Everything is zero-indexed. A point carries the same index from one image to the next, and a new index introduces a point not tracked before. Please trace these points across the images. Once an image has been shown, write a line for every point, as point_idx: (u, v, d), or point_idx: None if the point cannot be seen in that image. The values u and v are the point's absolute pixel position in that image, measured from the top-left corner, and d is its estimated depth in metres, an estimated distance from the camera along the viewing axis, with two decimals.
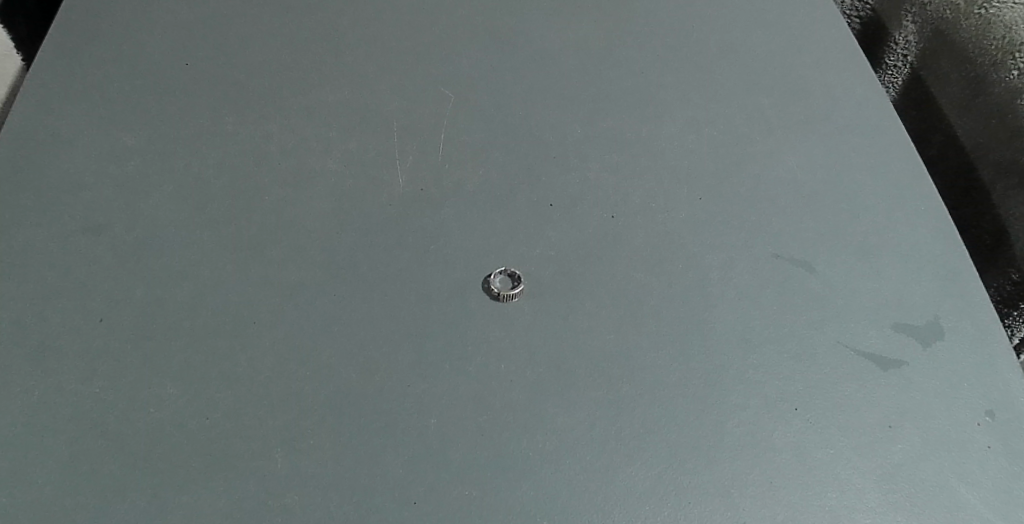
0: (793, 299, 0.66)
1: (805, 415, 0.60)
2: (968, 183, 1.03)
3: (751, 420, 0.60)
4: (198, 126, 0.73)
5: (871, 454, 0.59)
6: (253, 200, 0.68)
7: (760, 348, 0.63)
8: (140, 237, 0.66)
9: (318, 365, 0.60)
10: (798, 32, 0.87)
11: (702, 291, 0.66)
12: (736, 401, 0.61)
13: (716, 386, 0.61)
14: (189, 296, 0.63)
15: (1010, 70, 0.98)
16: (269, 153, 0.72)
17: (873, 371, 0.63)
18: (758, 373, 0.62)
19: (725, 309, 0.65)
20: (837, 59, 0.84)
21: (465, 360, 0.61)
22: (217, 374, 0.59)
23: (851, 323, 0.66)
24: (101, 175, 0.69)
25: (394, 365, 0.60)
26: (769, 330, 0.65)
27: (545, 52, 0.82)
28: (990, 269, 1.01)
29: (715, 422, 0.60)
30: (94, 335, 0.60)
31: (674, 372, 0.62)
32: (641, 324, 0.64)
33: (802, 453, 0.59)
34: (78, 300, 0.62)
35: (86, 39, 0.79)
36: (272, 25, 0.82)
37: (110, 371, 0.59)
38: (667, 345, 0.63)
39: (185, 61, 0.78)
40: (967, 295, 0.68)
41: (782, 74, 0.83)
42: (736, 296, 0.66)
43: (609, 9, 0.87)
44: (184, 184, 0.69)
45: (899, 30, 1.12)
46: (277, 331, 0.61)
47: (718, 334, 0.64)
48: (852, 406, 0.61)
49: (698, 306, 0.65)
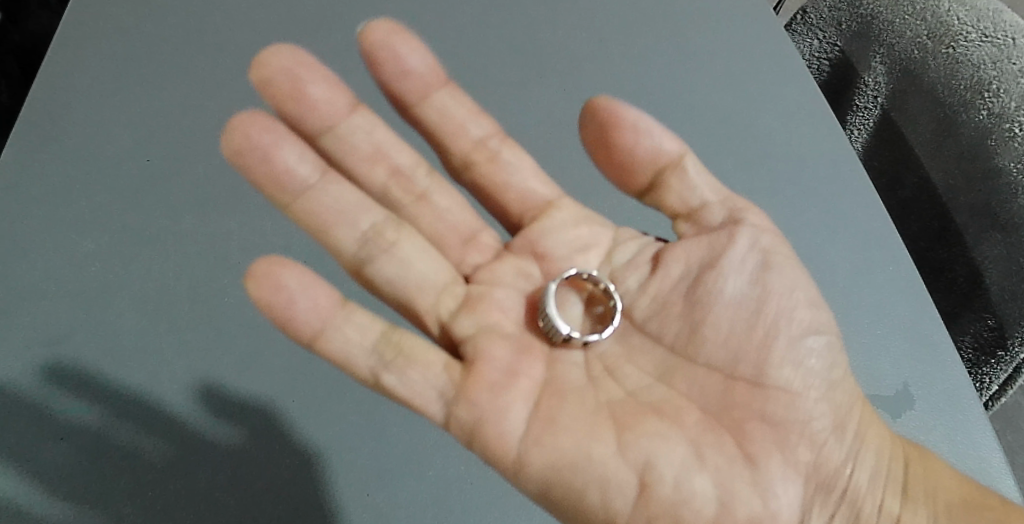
0: (487, 127, 0.70)
1: (750, 450, 0.57)
2: (943, 227, 0.98)
3: (497, 431, 0.56)
4: (163, 220, 0.74)
5: (920, 499, 0.61)
6: (221, 302, 0.71)
7: (633, 352, 0.62)
8: (104, 352, 0.68)
9: (289, 475, 0.65)
10: (759, 79, 0.86)
11: (275, 167, 0.64)
12: (447, 367, 0.60)
13: (394, 335, 0.60)
14: (152, 409, 0.67)
15: (979, 110, 0.91)
16: (232, 257, 0.73)
17: (840, 373, 0.60)
18: (574, 366, 0.61)
19: (372, 161, 0.69)
20: (801, 113, 0.84)
21: (421, 465, 0.66)
22: (185, 494, 0.64)
23: (807, 309, 0.60)
24: (69, 282, 0.71)
25: (354, 469, 0.65)
26: (685, 178, 0.63)
27: (506, 115, 0.81)
28: (968, 314, 0.95)
29: (604, 467, 0.55)
30: (60, 455, 0.65)
31: (443, 265, 0.65)
32: (343, 203, 0.65)
33: (766, 499, 0.56)
34: (44, 420, 0.66)
35: (39, 126, 0.78)
36: (230, 93, 0.81)
37: (86, 497, 0.64)
38: (410, 244, 0.65)
39: (143, 154, 0.78)
40: (936, 359, 0.70)
41: (743, 129, 0.82)
42: (319, 130, 0.67)
43: (571, 59, 0.86)
44: (149, 293, 0.71)
45: (868, 71, 1.06)
46: (249, 441, 0.66)
47: (511, 204, 0.69)
48: (791, 427, 0.58)
49: (284, 87, 0.66)
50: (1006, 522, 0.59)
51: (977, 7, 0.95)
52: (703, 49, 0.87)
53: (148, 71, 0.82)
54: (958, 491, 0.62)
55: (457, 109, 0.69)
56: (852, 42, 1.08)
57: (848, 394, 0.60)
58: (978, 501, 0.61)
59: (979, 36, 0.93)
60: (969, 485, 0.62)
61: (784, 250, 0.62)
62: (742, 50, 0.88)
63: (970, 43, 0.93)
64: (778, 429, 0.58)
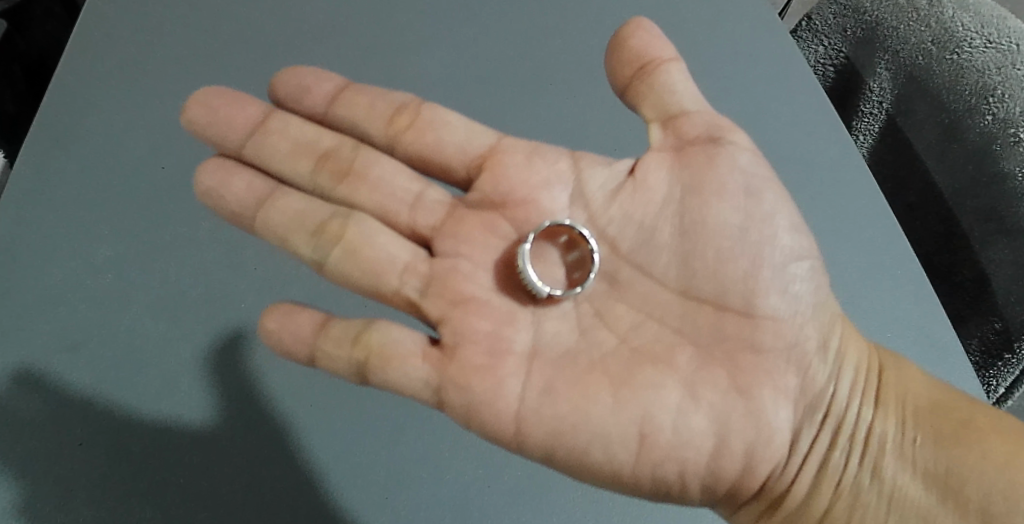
0: (401, 98, 0.67)
1: (743, 382, 0.57)
2: (949, 230, 0.99)
3: (493, 410, 0.56)
4: (160, 209, 0.74)
5: (890, 403, 0.63)
6: (224, 269, 0.71)
7: (623, 292, 0.61)
8: (118, 355, 0.68)
9: (274, 455, 0.65)
10: (764, 70, 0.86)
11: (225, 205, 0.64)
12: (423, 357, 0.58)
13: (362, 337, 0.58)
14: (167, 412, 0.66)
15: (983, 115, 0.92)
16: (246, 255, 0.72)
17: (818, 301, 0.60)
18: (569, 345, 0.59)
19: (297, 157, 0.65)
20: (808, 86, 0.85)
21: (445, 468, 0.65)
22: (201, 499, 0.64)
23: (788, 235, 0.60)
24: (82, 287, 0.70)
25: (372, 475, 0.65)
26: (667, 79, 0.61)
27: (518, 110, 0.81)
28: (975, 318, 0.95)
29: (604, 424, 0.56)
30: (75, 460, 0.64)
31: (401, 243, 0.62)
32: (287, 218, 0.62)
33: (760, 427, 0.57)
34: (58, 425, 0.65)
35: (52, 130, 0.77)
36: (235, 85, 0.81)
37: (101, 502, 0.63)
38: (359, 236, 0.62)
39: (156, 154, 0.77)
40: (956, 359, 0.72)
41: (752, 101, 0.83)
42: (247, 150, 0.66)
43: (574, 51, 0.85)
44: (163, 295, 0.70)
45: (873, 77, 1.06)
46: (229, 424, 0.66)
47: (452, 163, 0.66)
48: (778, 355, 0.59)
49: (204, 123, 0.66)
50: (967, 423, 0.61)
51: (981, 14, 0.96)
52: (714, 46, 0.87)
53: (159, 72, 0.82)
54: (927, 397, 0.63)
55: (364, 93, 0.67)
56: (857, 48, 1.08)
57: (830, 312, 0.61)
58: (945, 404, 0.63)
59: (983, 41, 0.94)
60: (936, 383, 0.65)
61: (760, 169, 0.61)
62: (753, 46, 0.87)
63: (974, 49, 0.94)
64: (763, 361, 0.58)
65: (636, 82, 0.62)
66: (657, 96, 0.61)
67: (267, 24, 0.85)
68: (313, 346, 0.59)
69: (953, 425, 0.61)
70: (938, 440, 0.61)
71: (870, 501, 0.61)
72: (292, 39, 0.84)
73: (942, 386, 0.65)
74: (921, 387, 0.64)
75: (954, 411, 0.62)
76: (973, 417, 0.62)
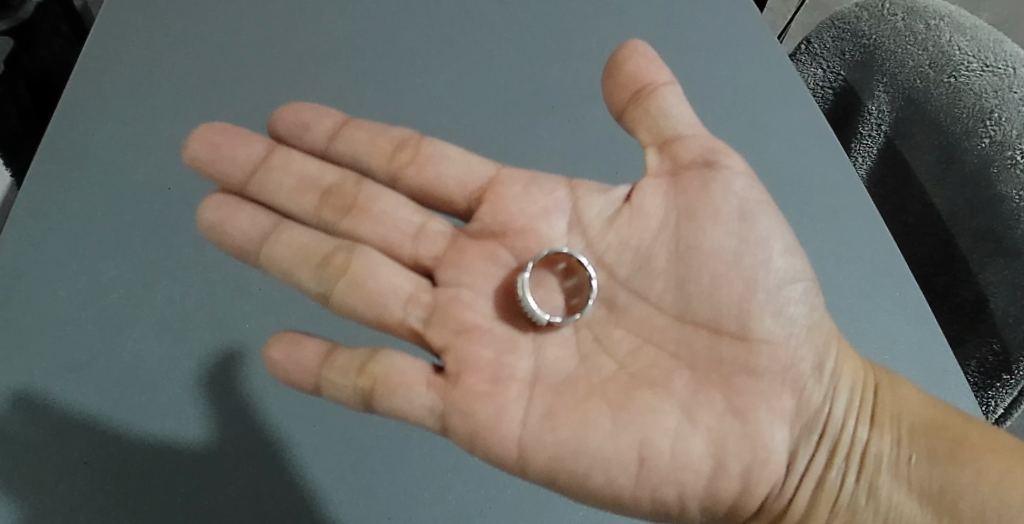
0: (401, 134, 0.68)
1: (739, 404, 0.58)
2: (947, 252, 1.00)
3: (495, 436, 0.57)
4: (166, 232, 0.75)
5: (886, 422, 0.64)
6: (228, 293, 0.72)
7: (621, 317, 0.62)
8: (122, 375, 0.69)
9: (276, 478, 0.66)
10: (761, 95, 0.87)
11: (227, 233, 0.64)
12: (428, 384, 0.59)
13: (367, 366, 0.59)
14: (169, 432, 0.67)
15: (981, 137, 0.92)
16: (249, 277, 0.73)
17: (813, 322, 0.61)
18: (567, 368, 0.60)
19: (300, 186, 0.66)
20: (805, 112, 0.86)
21: (445, 488, 0.66)
22: (206, 519, 0.65)
23: (783, 257, 0.61)
24: (88, 308, 0.71)
25: (373, 495, 0.65)
26: (662, 104, 0.62)
27: (518, 136, 0.82)
28: (974, 339, 0.96)
29: (604, 449, 0.56)
30: (81, 480, 0.65)
31: (404, 275, 0.63)
32: (291, 251, 0.63)
33: (757, 447, 0.58)
34: (63, 445, 0.66)
35: (61, 153, 0.78)
36: (240, 109, 0.83)
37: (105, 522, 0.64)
38: (363, 269, 0.62)
39: (162, 177, 0.78)
40: (953, 381, 0.72)
41: (750, 127, 0.84)
42: (248, 175, 0.66)
43: (573, 78, 0.86)
44: (169, 318, 0.71)
45: (872, 100, 1.08)
46: (227, 450, 0.66)
47: (452, 193, 0.67)
48: (773, 377, 0.59)
49: (207, 159, 0.66)
50: (962, 441, 0.62)
51: (978, 37, 0.96)
52: (712, 71, 0.88)
53: (168, 96, 0.83)
54: (922, 415, 0.63)
55: (364, 129, 0.68)
56: (855, 71, 1.10)
57: (825, 332, 0.62)
58: (940, 421, 0.63)
59: (980, 65, 0.93)
60: (931, 400, 0.65)
61: (756, 191, 0.61)
62: (751, 71, 0.88)
63: (970, 73, 0.94)
64: (760, 382, 0.59)
65: (631, 105, 0.62)
66: (652, 120, 0.62)
67: (273, 52, 0.87)
68: (319, 376, 0.60)
69: (949, 444, 0.62)
70: (935, 459, 0.62)
71: (867, 519, 0.62)
72: (297, 64, 0.86)
73: (938, 403, 0.65)
74: (916, 403, 0.64)
75: (949, 429, 0.62)
76: (969, 435, 0.62)
